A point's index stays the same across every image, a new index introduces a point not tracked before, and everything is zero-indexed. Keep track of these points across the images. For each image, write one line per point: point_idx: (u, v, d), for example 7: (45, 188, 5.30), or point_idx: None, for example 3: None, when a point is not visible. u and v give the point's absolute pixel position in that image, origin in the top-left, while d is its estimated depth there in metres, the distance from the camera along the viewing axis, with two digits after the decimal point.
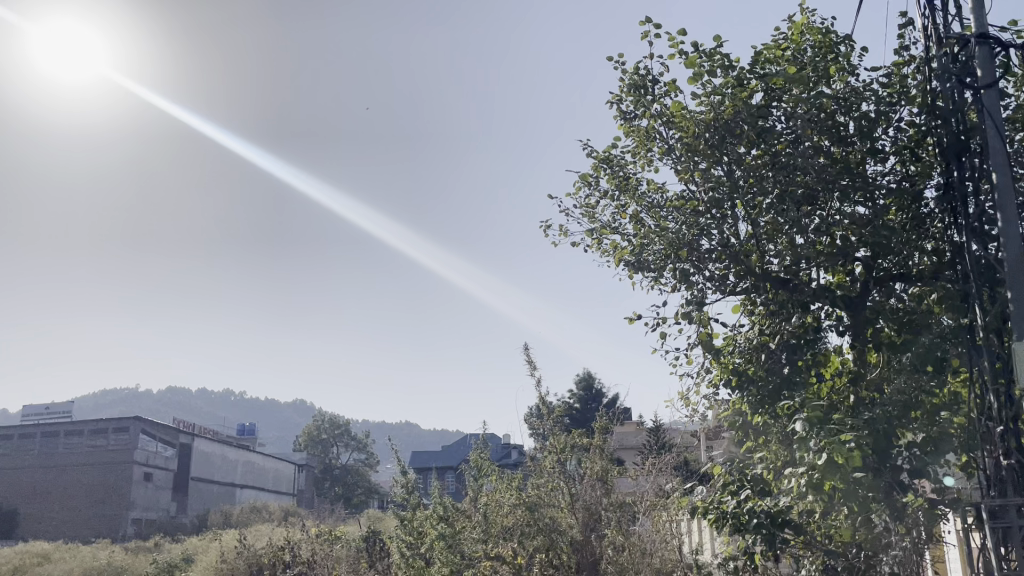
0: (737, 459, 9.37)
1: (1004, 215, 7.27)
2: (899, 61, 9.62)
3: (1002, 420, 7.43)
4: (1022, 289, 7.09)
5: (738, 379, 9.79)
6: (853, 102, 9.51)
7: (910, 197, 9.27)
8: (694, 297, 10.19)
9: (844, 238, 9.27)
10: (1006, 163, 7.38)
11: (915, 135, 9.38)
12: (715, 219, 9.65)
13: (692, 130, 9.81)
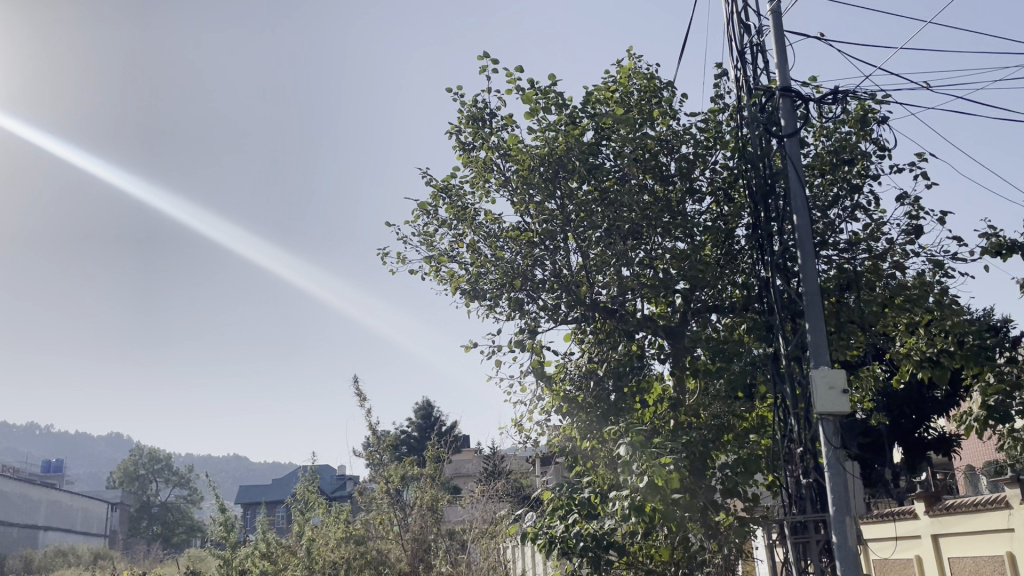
0: (566, 484, 9.53)
1: (803, 254, 7.93)
2: (715, 108, 10.38)
3: (802, 441, 8.09)
4: (818, 321, 7.76)
5: (567, 406, 9.95)
6: (674, 143, 10.12)
7: (724, 234, 9.93)
8: (527, 325, 10.42)
9: (665, 271, 9.81)
10: (805, 206, 8.08)
11: (729, 177, 10.11)
12: (548, 250, 9.96)
13: (526, 163, 10.08)
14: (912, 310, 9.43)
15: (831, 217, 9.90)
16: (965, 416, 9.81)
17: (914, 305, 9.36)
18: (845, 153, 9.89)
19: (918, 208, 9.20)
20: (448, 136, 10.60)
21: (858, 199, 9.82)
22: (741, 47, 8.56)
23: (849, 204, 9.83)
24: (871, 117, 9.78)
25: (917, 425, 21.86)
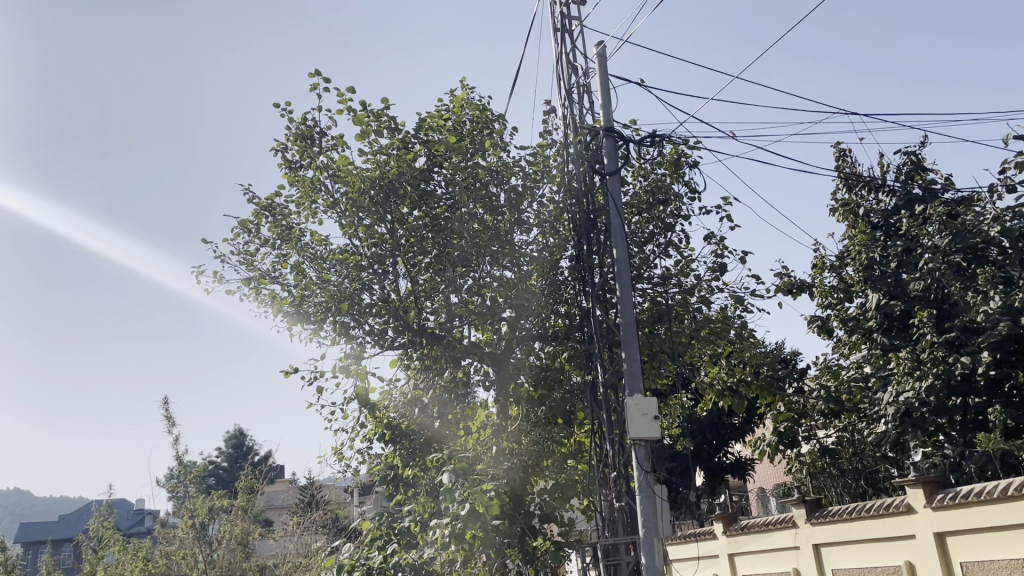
0: (387, 512, 9.49)
1: (622, 286, 8.23)
2: (543, 143, 10.72)
3: (616, 466, 8.33)
4: (633, 351, 8.07)
5: (391, 433, 9.55)
6: (504, 174, 10.34)
7: (549, 265, 10.17)
8: (352, 351, 10.19)
9: (493, 298, 9.95)
10: (624, 241, 8.39)
11: (554, 210, 10.42)
12: (377, 274, 9.83)
13: (356, 186, 9.89)
14: (715, 341, 10.10)
15: (647, 252, 10.47)
16: (759, 442, 10.54)
17: (717, 337, 10.04)
18: (660, 194, 10.49)
19: (723, 247, 9.90)
20: (274, 153, 10.23)
21: (670, 237, 10.46)
22: (569, 86, 8.89)
23: (663, 241, 10.44)
24: (683, 162, 10.48)
25: (717, 450, 23.43)
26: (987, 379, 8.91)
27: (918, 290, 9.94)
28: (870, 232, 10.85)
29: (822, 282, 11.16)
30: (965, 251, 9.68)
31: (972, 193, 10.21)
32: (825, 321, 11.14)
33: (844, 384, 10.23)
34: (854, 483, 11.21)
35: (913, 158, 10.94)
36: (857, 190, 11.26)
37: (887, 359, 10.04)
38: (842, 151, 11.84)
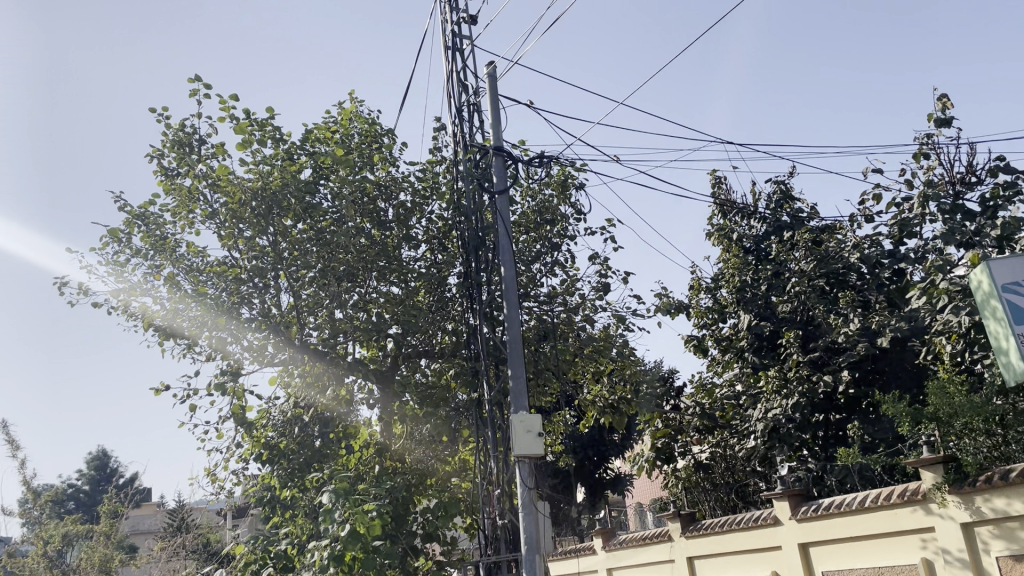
0: (263, 535, 9.09)
1: (508, 304, 8.23)
2: (433, 160, 10.70)
3: (500, 484, 8.31)
4: (519, 368, 8.07)
5: (267, 453, 9.57)
6: (392, 190, 10.25)
7: (437, 282, 10.10)
8: (229, 367, 9.79)
9: (379, 314, 9.79)
10: (512, 259, 8.42)
11: (442, 227, 10.40)
12: (257, 288, 9.49)
13: (237, 197, 9.55)
14: (598, 359, 10.29)
15: (533, 271, 10.59)
16: (637, 457, 10.88)
17: (600, 355, 10.25)
18: (547, 214, 10.66)
19: (607, 268, 10.13)
20: (148, 159, 9.75)
21: (557, 256, 10.62)
22: (459, 104, 8.90)
23: (550, 260, 10.59)
24: (570, 183, 10.68)
25: (597, 466, 23.89)
26: (847, 397, 9.62)
27: (786, 312, 10.57)
28: (744, 255, 11.31)
29: (699, 303, 11.60)
30: (828, 276, 10.29)
31: (834, 221, 10.83)
32: (701, 341, 11.59)
33: (718, 400, 10.76)
34: (725, 498, 11.25)
35: (783, 187, 11.55)
36: (732, 217, 11.77)
37: (758, 377, 10.46)
38: (717, 178, 12.38)
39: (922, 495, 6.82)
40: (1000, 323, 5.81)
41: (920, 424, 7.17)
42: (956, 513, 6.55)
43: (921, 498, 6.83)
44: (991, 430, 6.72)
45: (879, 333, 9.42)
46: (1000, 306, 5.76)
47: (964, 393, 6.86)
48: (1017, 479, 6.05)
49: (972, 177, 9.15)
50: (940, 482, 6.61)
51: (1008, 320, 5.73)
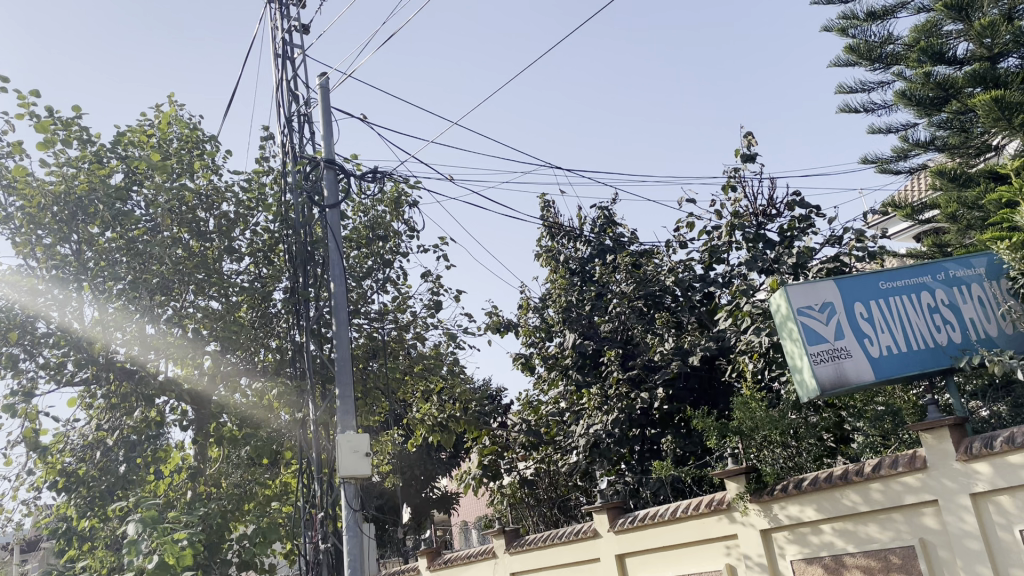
0: (56, 571, 8.29)
1: (337, 321, 8.00)
2: (259, 170, 10.30)
3: (323, 506, 7.97)
4: (347, 387, 7.83)
5: (64, 480, 8.75)
6: (214, 200, 9.74)
7: (261, 297, 9.65)
8: (21, 387, 8.88)
9: (196, 330, 9.22)
10: (342, 275, 8.21)
11: (268, 240, 9.99)
12: (57, 300, 8.67)
13: (35, 200, 8.74)
14: (428, 377, 10.24)
15: (364, 287, 10.40)
16: (464, 475, 10.96)
17: (431, 373, 10.16)
18: (379, 230, 10.52)
19: (439, 286, 10.15)
20: None
21: (388, 273, 10.47)
22: (289, 114, 8.62)
23: (381, 277, 10.44)
24: (403, 200, 10.62)
25: (424, 485, 23.70)
26: (661, 412, 10.04)
27: (608, 331, 10.93)
28: (569, 277, 11.71)
29: (527, 323, 11.86)
30: (645, 298, 10.83)
31: (652, 246, 11.44)
32: (529, 359, 11.84)
33: (543, 418, 10.99)
34: (548, 512, 11.36)
35: (606, 213, 12.08)
36: (559, 239, 12.15)
37: (581, 394, 10.79)
38: (546, 202, 12.73)
39: (727, 504, 7.29)
40: (796, 344, 6.36)
41: (726, 438, 7.67)
42: (756, 521, 7.04)
43: (727, 507, 7.29)
44: (787, 442, 7.31)
45: (691, 351, 9.98)
46: (796, 328, 6.33)
47: (764, 408, 7.43)
48: (809, 487, 6.60)
49: (772, 210, 9.97)
50: (742, 491, 7.08)
51: (802, 341, 6.29)
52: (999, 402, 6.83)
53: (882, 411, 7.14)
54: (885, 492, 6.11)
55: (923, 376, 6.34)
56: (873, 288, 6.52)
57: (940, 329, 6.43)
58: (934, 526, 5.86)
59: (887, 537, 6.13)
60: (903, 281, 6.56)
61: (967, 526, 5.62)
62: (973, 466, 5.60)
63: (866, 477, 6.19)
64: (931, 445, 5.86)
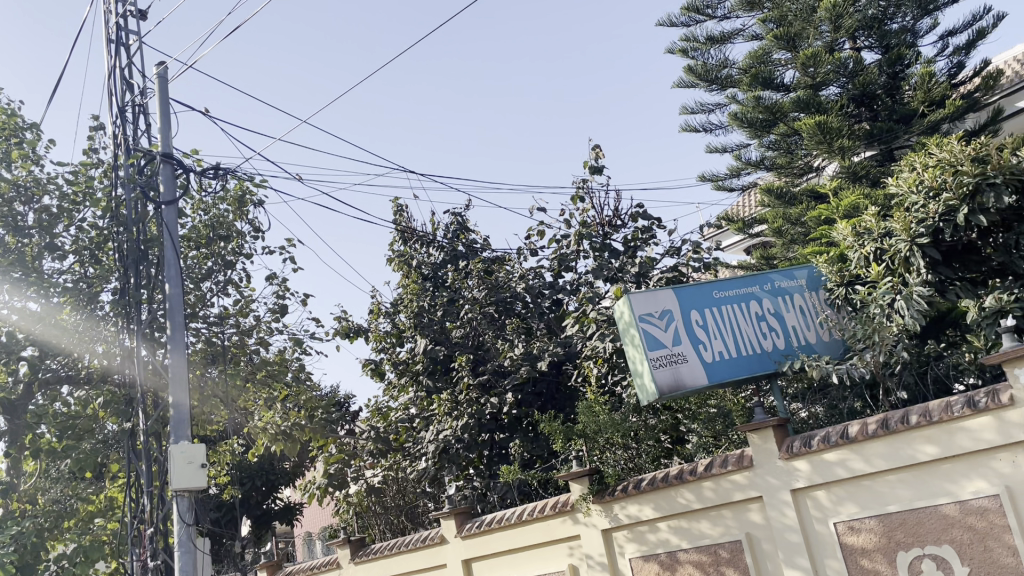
0: None
1: (172, 325, 7.50)
2: (87, 162, 9.56)
3: (153, 521, 7.47)
4: (182, 394, 7.38)
5: None
6: (34, 192, 8.96)
7: (86, 298, 8.91)
8: None
9: (9, 334, 8.40)
10: (178, 275, 7.74)
11: (96, 237, 9.27)
12: None
13: None
14: (272, 385, 9.82)
15: (203, 290, 9.88)
16: (308, 485, 10.59)
17: (274, 380, 9.86)
18: (221, 230, 10.03)
19: (285, 289, 9.79)
20: None
21: (230, 274, 10.01)
22: (122, 103, 8.05)
23: (222, 279, 9.96)
24: (247, 199, 10.18)
25: (266, 496, 22.79)
26: (510, 417, 10.09)
27: (459, 337, 10.94)
28: (421, 282, 11.60)
29: (377, 328, 11.68)
30: (497, 304, 10.90)
31: (504, 253, 11.58)
32: (378, 365, 11.65)
33: (392, 424, 10.82)
34: (395, 520, 11.30)
35: (459, 218, 12.10)
36: (412, 244, 12.05)
37: (430, 400, 10.67)
38: (399, 206, 12.59)
39: (571, 506, 7.46)
40: (636, 349, 6.62)
41: (571, 441, 7.86)
42: (598, 521, 7.27)
43: (570, 508, 7.46)
44: (628, 444, 7.60)
45: (539, 357, 10.15)
46: (637, 334, 6.58)
47: (607, 411, 7.67)
48: (647, 487, 6.87)
49: (617, 221, 10.33)
50: (585, 493, 7.28)
51: (643, 347, 6.55)
52: (816, 403, 7.37)
53: (715, 413, 7.53)
54: (716, 489, 6.45)
55: (751, 379, 6.76)
56: (707, 297, 6.89)
57: (766, 336, 6.88)
58: (759, 521, 6.25)
59: (717, 533, 6.48)
60: (734, 290, 6.97)
61: (787, 520, 6.02)
62: (793, 464, 6.01)
63: (699, 476, 6.51)
64: (757, 444, 6.24)
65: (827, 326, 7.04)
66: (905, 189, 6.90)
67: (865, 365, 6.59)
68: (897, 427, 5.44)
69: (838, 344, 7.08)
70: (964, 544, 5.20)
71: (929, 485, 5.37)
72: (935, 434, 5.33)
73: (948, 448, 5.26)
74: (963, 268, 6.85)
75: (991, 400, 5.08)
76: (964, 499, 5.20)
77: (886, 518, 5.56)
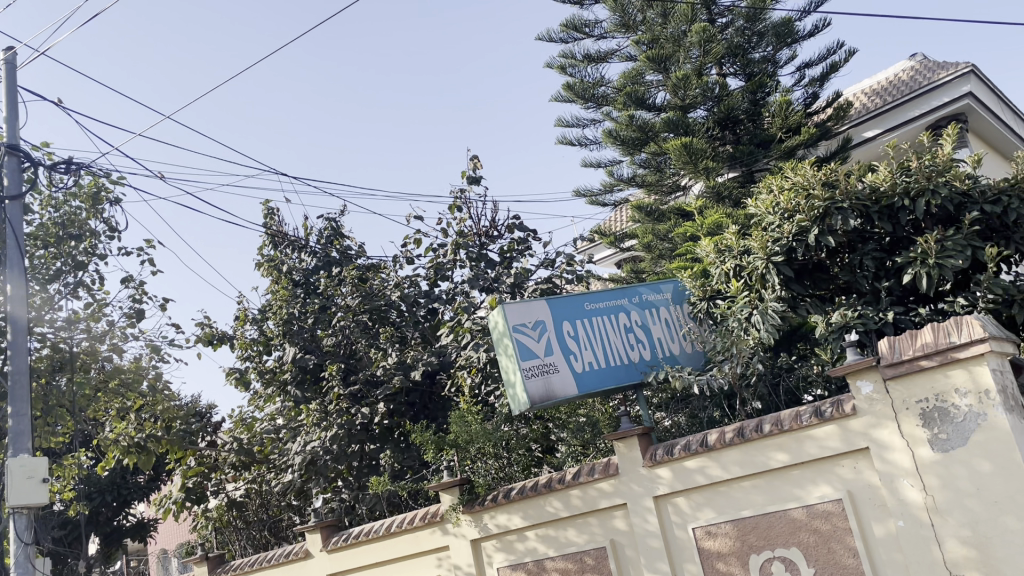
0: None
1: (13, 329, 6.93)
2: None
3: None
4: (22, 404, 6.81)
5: None
6: None
7: None
8: None
9: None
10: (22, 276, 7.17)
11: None
12: None
13: None
14: (124, 394, 9.18)
15: (51, 292, 9.21)
16: (163, 500, 10.10)
17: (128, 390, 9.17)
18: (73, 228, 9.39)
19: (142, 293, 9.25)
20: None
21: (81, 276, 9.37)
22: None
23: (72, 281, 9.32)
24: (103, 197, 9.58)
25: (116, 512, 21.40)
26: (381, 427, 9.92)
27: (330, 345, 10.51)
28: (292, 288, 11.23)
29: (243, 335, 11.23)
30: (370, 312, 10.70)
31: (379, 261, 11.42)
32: (243, 374, 11.21)
33: (256, 435, 10.43)
34: (258, 535, 10.86)
35: (333, 224, 11.83)
36: (282, 249, 11.69)
37: (298, 411, 10.34)
38: (269, 210, 12.18)
39: (440, 517, 7.41)
40: (509, 359, 6.66)
41: (442, 451, 7.80)
42: (467, 531, 7.25)
43: (439, 519, 7.42)
44: (499, 454, 7.63)
45: (413, 366, 10.04)
46: (510, 344, 6.62)
47: (479, 421, 7.66)
48: (517, 496, 6.92)
49: (494, 231, 10.40)
50: (455, 503, 7.27)
51: (516, 357, 6.60)
52: (679, 412, 7.65)
53: (583, 422, 7.67)
54: (583, 497, 6.57)
55: (618, 389, 6.93)
56: (579, 308, 7.03)
57: (633, 347, 7.09)
58: (623, 528, 6.41)
59: (583, 540, 6.61)
60: (604, 303, 7.15)
61: (650, 525, 6.20)
62: (656, 471, 6.21)
63: (567, 484, 6.62)
64: (622, 453, 6.41)
65: (690, 338, 7.34)
66: (763, 211, 7.31)
67: (724, 376, 6.85)
68: (751, 436, 5.73)
69: (699, 355, 7.37)
70: (810, 546, 5.52)
71: (779, 491, 5.67)
72: (786, 442, 5.63)
73: (797, 455, 5.57)
74: (813, 285, 7.30)
75: (836, 410, 5.42)
76: (811, 503, 5.51)
77: (741, 523, 5.82)
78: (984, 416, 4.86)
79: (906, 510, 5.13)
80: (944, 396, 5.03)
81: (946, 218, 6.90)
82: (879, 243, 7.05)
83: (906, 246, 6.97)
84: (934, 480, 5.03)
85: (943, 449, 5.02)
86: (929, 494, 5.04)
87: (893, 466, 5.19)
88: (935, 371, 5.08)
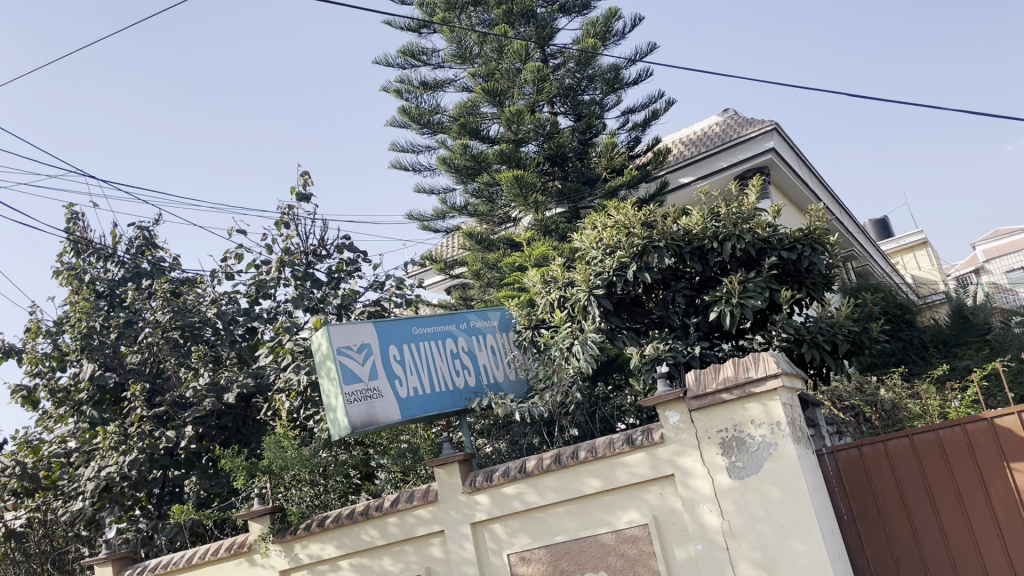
0: None
1: None
2: None
3: None
4: None
5: None
6: None
7: None
8: None
9: None
10: None
11: None
12: None
13: None
14: None
15: None
16: None
17: None
18: None
19: None
20: None
21: None
22: None
23: None
24: None
25: None
26: (188, 452, 9.32)
27: (134, 363, 9.84)
28: (94, 299, 10.36)
29: (33, 349, 10.22)
30: (182, 328, 10.04)
31: (195, 275, 10.84)
32: (32, 393, 10.18)
33: (43, 459, 9.49)
34: (39, 568, 9.63)
35: (145, 233, 11.11)
36: (85, 257, 10.77)
37: (94, 433, 9.51)
38: (73, 214, 11.22)
39: (248, 547, 7.04)
40: (332, 382, 6.48)
41: (254, 478, 7.42)
42: (276, 562, 6.94)
43: (247, 549, 7.05)
44: (315, 480, 7.38)
45: (226, 388, 9.46)
46: (334, 367, 6.43)
47: (295, 446, 7.37)
48: (331, 525, 6.71)
49: (322, 250, 10.15)
50: (265, 532, 6.93)
51: (339, 381, 6.42)
52: (500, 439, 7.75)
53: (405, 448, 7.62)
54: (400, 525, 6.48)
55: (441, 415, 6.91)
56: (406, 332, 6.97)
57: (458, 373, 7.11)
58: (439, 555, 6.37)
59: (398, 568, 6.50)
60: (431, 328, 7.13)
61: (466, 552, 6.20)
62: (474, 498, 6.24)
63: (384, 512, 6.51)
64: (441, 479, 6.39)
65: (514, 365, 7.44)
66: (587, 244, 7.62)
67: (544, 404, 6.96)
68: (567, 462, 5.89)
69: (523, 383, 7.49)
70: (617, 569, 5.75)
71: (591, 516, 5.86)
72: (599, 468, 5.83)
73: (609, 481, 5.78)
74: (630, 318, 7.69)
75: (646, 437, 5.69)
76: (619, 528, 5.74)
77: (554, 548, 5.94)
78: (775, 446, 5.28)
79: (705, 534, 5.46)
80: (742, 426, 5.42)
81: (749, 261, 7.48)
82: (689, 282, 7.55)
83: (714, 285, 7.50)
84: (730, 505, 5.39)
85: (739, 476, 5.38)
86: (725, 519, 5.39)
87: (695, 492, 5.51)
88: (734, 403, 5.47)
